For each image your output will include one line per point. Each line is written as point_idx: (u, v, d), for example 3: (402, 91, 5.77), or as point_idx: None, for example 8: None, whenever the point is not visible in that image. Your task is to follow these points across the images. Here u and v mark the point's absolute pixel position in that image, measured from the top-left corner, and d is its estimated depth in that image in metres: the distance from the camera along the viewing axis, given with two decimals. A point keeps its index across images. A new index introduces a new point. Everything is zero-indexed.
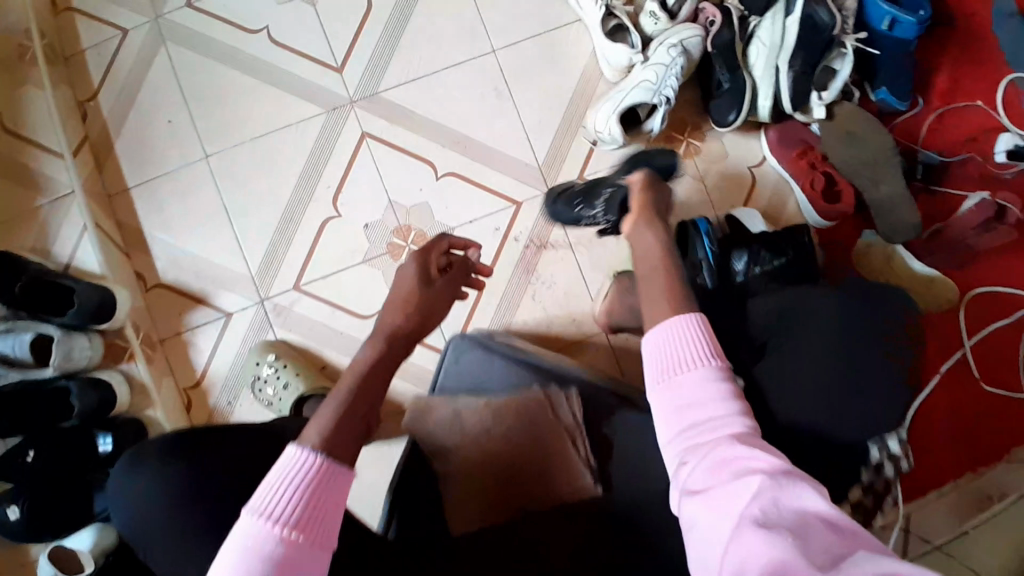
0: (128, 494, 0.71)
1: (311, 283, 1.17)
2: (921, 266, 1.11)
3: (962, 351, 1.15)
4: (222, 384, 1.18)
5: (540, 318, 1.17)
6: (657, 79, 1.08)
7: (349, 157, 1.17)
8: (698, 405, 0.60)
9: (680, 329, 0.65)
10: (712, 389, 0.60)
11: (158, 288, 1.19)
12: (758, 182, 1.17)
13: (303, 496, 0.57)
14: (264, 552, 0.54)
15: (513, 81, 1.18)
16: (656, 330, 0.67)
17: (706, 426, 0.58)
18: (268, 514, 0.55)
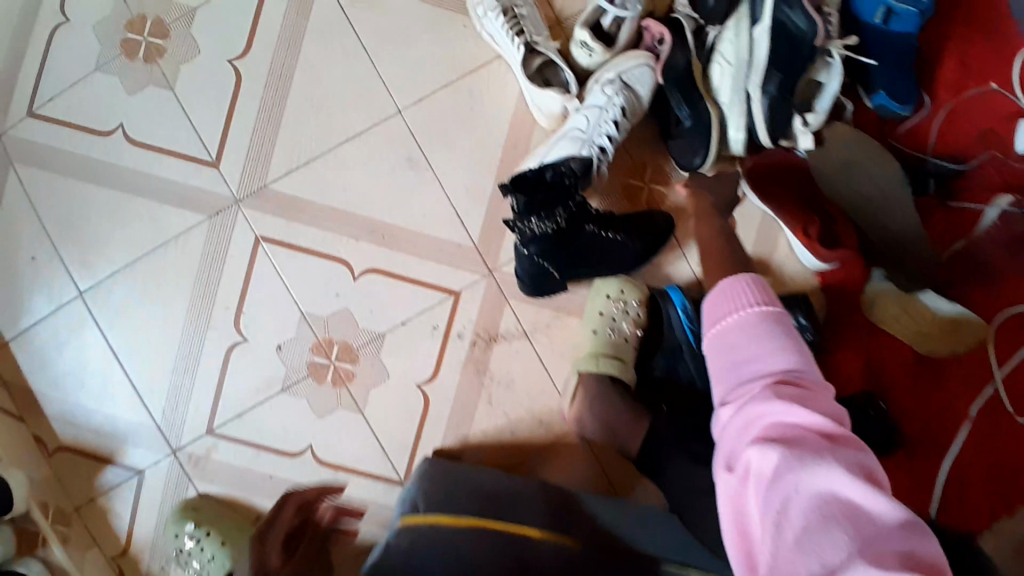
0: None
1: (225, 426, 0.98)
2: (942, 305, 0.88)
3: (993, 388, 0.91)
4: (150, 549, 1.00)
5: (501, 425, 0.98)
6: (587, 125, 0.87)
7: (244, 269, 0.97)
8: (748, 359, 0.56)
9: (735, 292, 0.62)
10: (764, 343, 0.57)
11: (63, 452, 1.01)
12: (740, 226, 0.97)
13: None
14: None
15: (427, 145, 0.97)
16: (716, 291, 0.64)
17: (750, 373, 0.55)
18: None
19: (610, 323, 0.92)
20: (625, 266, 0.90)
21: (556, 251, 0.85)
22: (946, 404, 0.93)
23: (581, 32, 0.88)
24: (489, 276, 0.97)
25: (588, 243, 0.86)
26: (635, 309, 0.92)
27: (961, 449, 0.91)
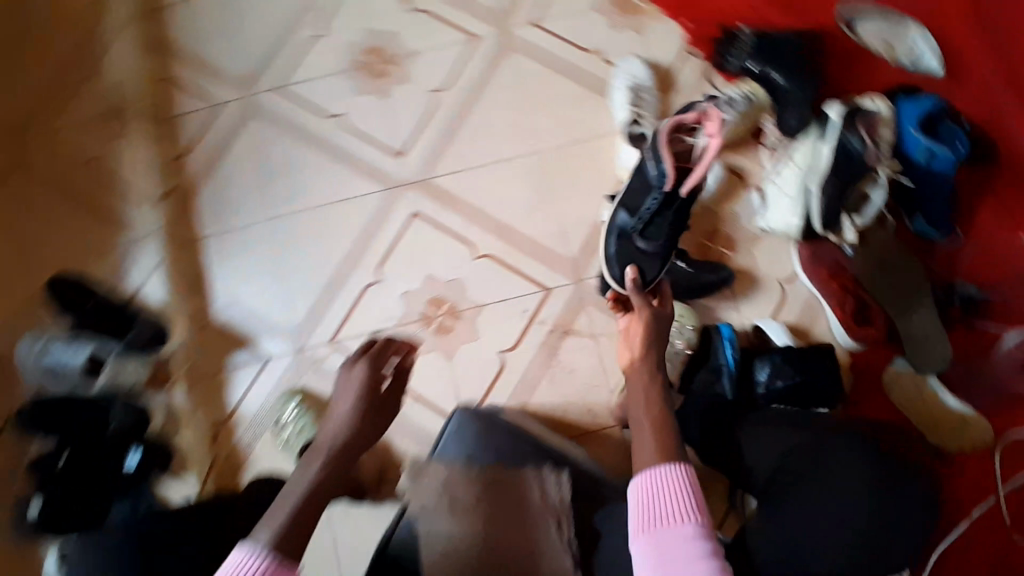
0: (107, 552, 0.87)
1: (349, 339, 1.26)
2: (952, 402, 1.08)
3: (996, 498, 1.05)
4: (249, 424, 1.23)
5: (556, 404, 1.17)
6: None
7: (396, 230, 1.28)
8: (672, 516, 0.74)
9: (659, 484, 0.76)
10: (686, 503, 0.75)
11: (210, 329, 1.27)
12: (788, 297, 1.17)
13: None
14: None
15: (554, 175, 1.26)
16: (641, 480, 0.78)
17: (672, 534, 0.73)
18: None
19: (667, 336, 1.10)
20: (684, 287, 1.14)
21: (633, 258, 1.11)
22: (956, 500, 1.05)
23: (688, 121, 1.21)
24: (577, 283, 1.22)
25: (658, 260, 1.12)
26: (689, 331, 1.11)
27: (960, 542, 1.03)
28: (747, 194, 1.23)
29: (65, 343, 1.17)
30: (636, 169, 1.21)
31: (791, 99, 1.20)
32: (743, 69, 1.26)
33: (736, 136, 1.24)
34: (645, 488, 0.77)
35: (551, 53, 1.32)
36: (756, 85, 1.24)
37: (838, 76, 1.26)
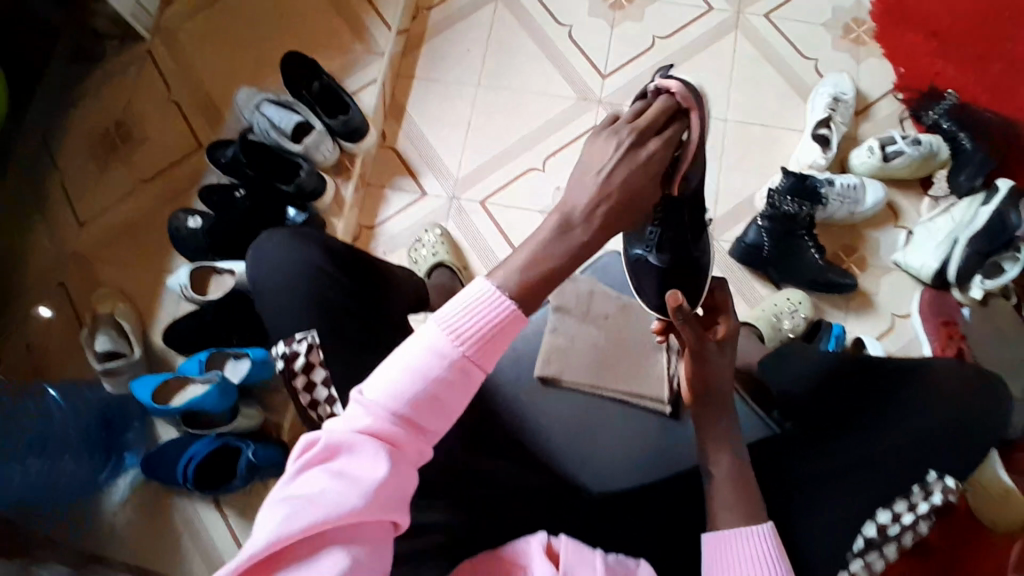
0: (280, 251, 0.91)
1: (495, 205, 1.39)
2: (1004, 475, 1.06)
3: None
4: (388, 237, 1.39)
5: None
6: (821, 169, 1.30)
7: (575, 135, 1.42)
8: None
9: (750, 544, 0.67)
10: (772, 569, 0.65)
11: (390, 150, 1.45)
12: (894, 329, 1.25)
13: (484, 337, 0.61)
14: (425, 377, 0.60)
15: (729, 146, 1.38)
16: (722, 539, 0.68)
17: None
18: (454, 333, 0.61)
19: (778, 313, 1.21)
20: (808, 278, 1.23)
21: (777, 233, 1.23)
22: None
23: (871, 140, 1.29)
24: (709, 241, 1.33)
25: (797, 245, 1.23)
26: (800, 318, 1.21)
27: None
28: (894, 230, 1.31)
29: (280, 107, 1.33)
30: (810, 165, 1.31)
31: (970, 162, 1.27)
32: (935, 123, 1.33)
33: (908, 176, 1.31)
34: (718, 548, 0.68)
35: (770, 47, 1.43)
36: (942, 138, 1.30)
37: None
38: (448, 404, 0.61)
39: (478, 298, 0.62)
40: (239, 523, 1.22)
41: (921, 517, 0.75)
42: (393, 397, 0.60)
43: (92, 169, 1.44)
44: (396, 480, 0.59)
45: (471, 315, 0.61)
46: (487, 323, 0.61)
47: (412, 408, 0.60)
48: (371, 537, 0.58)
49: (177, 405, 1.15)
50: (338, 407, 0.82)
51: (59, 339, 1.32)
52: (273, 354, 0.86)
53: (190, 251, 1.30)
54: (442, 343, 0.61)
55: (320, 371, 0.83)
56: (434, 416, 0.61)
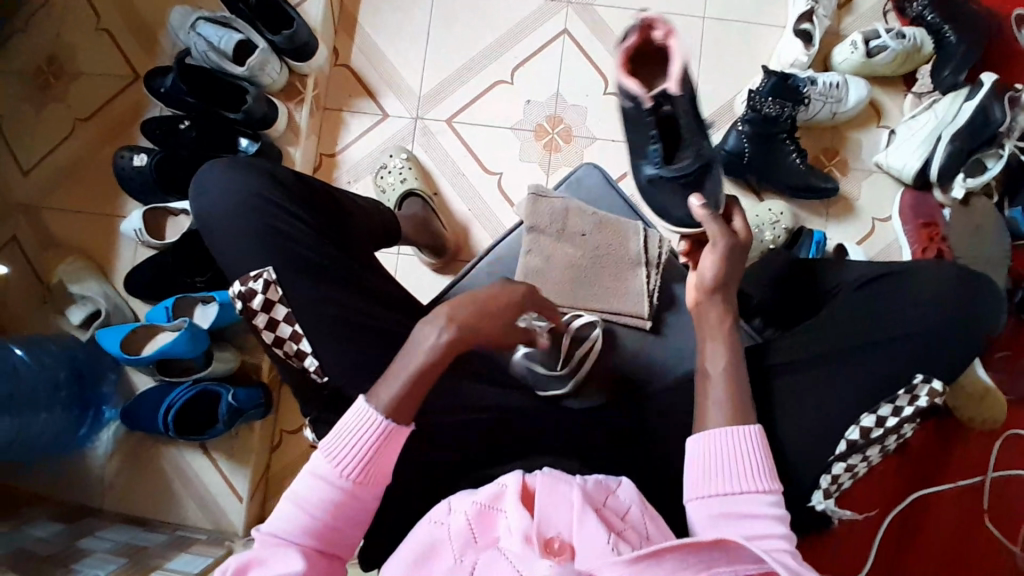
0: (223, 181, 0.83)
1: (462, 123, 1.31)
2: (983, 374, 1.08)
3: (982, 479, 1.12)
4: (352, 164, 1.32)
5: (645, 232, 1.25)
6: (803, 65, 1.23)
7: (543, 42, 1.32)
8: (736, 480, 0.66)
9: (732, 442, 0.67)
10: (756, 467, 0.66)
11: (344, 68, 1.34)
12: (874, 233, 1.24)
13: (367, 452, 0.65)
14: (321, 500, 0.64)
15: (708, 46, 1.30)
16: (706, 436, 0.68)
17: (733, 497, 0.65)
18: (335, 461, 0.64)
19: (760, 226, 1.18)
20: (789, 182, 1.20)
21: (758, 135, 1.17)
22: (950, 463, 1.13)
23: (855, 35, 1.22)
24: None
25: (778, 149, 1.18)
26: (782, 228, 1.18)
27: (931, 497, 1.12)
28: (877, 130, 1.27)
29: (216, 25, 1.20)
30: (792, 64, 1.24)
31: (952, 57, 1.19)
32: (918, 16, 1.22)
33: (893, 72, 1.25)
34: (708, 447, 0.68)
35: None
36: (926, 33, 1.21)
37: (1015, 46, 1.24)
38: (346, 518, 0.64)
39: (354, 418, 0.66)
40: (230, 466, 1.21)
41: (905, 420, 0.75)
42: (294, 524, 0.63)
43: (25, 111, 1.32)
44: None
45: (348, 438, 0.65)
46: (367, 442, 0.65)
47: (314, 519, 0.63)
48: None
49: (148, 354, 1.11)
50: (305, 343, 0.79)
51: (18, 295, 1.25)
52: (230, 295, 0.81)
53: (137, 189, 1.22)
54: (328, 470, 0.64)
55: (280, 309, 0.79)
56: (341, 531, 0.64)
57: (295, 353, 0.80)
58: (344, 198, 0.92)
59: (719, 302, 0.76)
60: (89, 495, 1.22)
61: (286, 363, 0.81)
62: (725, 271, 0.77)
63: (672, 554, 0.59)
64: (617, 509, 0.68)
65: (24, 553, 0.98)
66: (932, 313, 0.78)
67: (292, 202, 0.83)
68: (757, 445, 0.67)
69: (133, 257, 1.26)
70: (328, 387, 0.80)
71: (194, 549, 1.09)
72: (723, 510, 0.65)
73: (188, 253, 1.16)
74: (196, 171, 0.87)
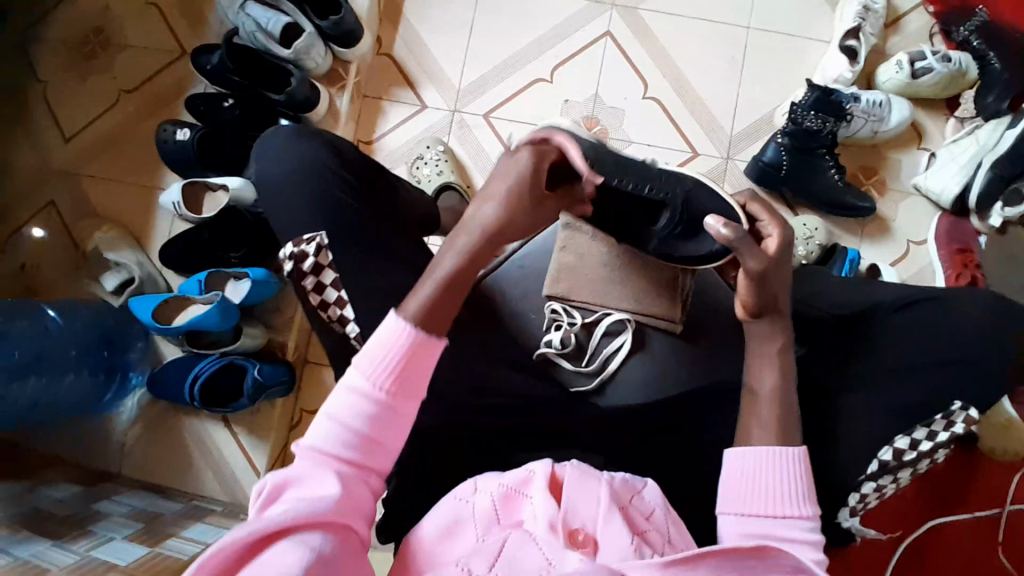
0: (281, 151, 0.87)
1: (499, 119, 1.32)
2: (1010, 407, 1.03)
3: (999, 512, 1.10)
4: (389, 153, 1.33)
5: None
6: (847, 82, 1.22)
7: (585, 43, 1.33)
8: (774, 500, 0.67)
9: (772, 460, 0.68)
10: (794, 489, 0.68)
11: (387, 57, 1.36)
12: (909, 256, 1.23)
13: (401, 364, 0.69)
14: (358, 408, 0.67)
15: (750, 56, 1.29)
16: (747, 453, 0.69)
17: (768, 517, 0.67)
18: (372, 370, 0.68)
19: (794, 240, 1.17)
20: (824, 200, 1.19)
21: (796, 149, 1.18)
22: (970, 494, 1.11)
23: (901, 55, 1.21)
24: (724, 160, 1.27)
25: (816, 164, 1.18)
26: (815, 245, 1.17)
27: (947, 526, 1.10)
28: (917, 152, 1.25)
29: (266, 7, 1.22)
30: (836, 79, 1.22)
31: (997, 84, 1.17)
32: (964, 41, 1.22)
33: (935, 95, 1.23)
34: (746, 465, 0.69)
35: None
36: (971, 58, 1.20)
37: None
38: (383, 425, 0.68)
39: (388, 327, 0.70)
40: (250, 441, 1.23)
41: (940, 445, 0.74)
42: (333, 434, 0.67)
43: (72, 80, 1.35)
44: (341, 494, 0.64)
45: (385, 350, 0.69)
46: (401, 355, 0.69)
47: (352, 432, 0.67)
48: (330, 540, 0.61)
49: (179, 324, 1.13)
50: (350, 310, 0.80)
51: (54, 259, 1.28)
52: (280, 256, 0.83)
53: (178, 163, 1.24)
54: (365, 382, 0.68)
55: (329, 274, 0.81)
56: (375, 442, 0.68)
57: (338, 318, 0.81)
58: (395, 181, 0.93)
59: (762, 326, 0.74)
60: (109, 460, 1.24)
61: (329, 328, 0.82)
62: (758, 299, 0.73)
63: (708, 561, 0.59)
64: (643, 509, 0.70)
65: (40, 514, 1.01)
66: (970, 338, 0.76)
67: (340, 181, 0.85)
68: (797, 464, 0.68)
69: (169, 229, 1.28)
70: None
71: (209, 520, 1.11)
72: (756, 529, 0.67)
73: (230, 227, 1.19)
74: (256, 141, 0.91)
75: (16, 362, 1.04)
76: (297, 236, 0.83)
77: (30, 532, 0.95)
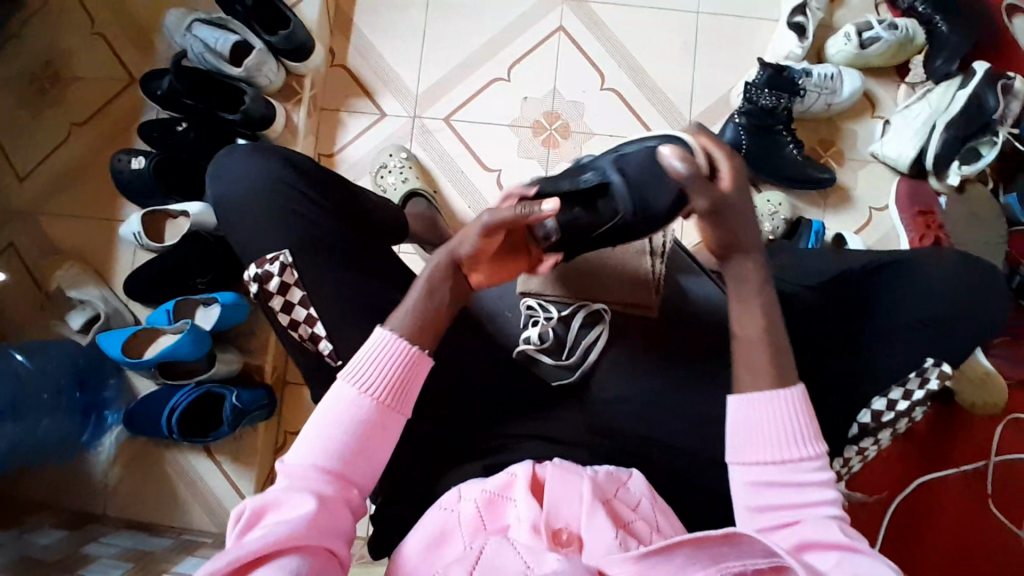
0: (238, 171, 0.85)
1: (461, 121, 1.32)
2: (983, 358, 1.10)
3: (985, 464, 1.13)
4: (352, 164, 1.31)
5: None
6: (797, 58, 1.24)
7: (540, 38, 1.33)
8: (783, 445, 0.66)
9: (771, 404, 0.67)
10: (802, 431, 0.67)
11: (342, 68, 1.34)
12: (872, 223, 1.25)
13: (392, 377, 0.70)
14: (347, 424, 0.68)
15: (703, 40, 1.31)
16: (743, 398, 0.69)
17: (780, 462, 0.66)
18: (362, 386, 0.69)
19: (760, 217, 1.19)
20: (787, 175, 1.21)
21: (755, 127, 1.19)
22: (954, 450, 1.14)
23: (848, 26, 1.23)
24: None
25: (775, 140, 1.20)
26: (780, 220, 1.19)
27: (936, 484, 1.13)
28: (871, 120, 1.28)
29: (213, 27, 1.20)
30: (787, 56, 1.24)
31: (946, 46, 1.20)
32: (909, 7, 1.24)
33: (883, 64, 1.26)
34: (753, 412, 0.68)
35: None
36: (917, 24, 1.22)
37: (1006, 36, 1.26)
38: (370, 442, 0.68)
39: (379, 342, 0.71)
40: (235, 469, 1.21)
41: (916, 404, 0.75)
42: (321, 450, 0.67)
43: (21, 116, 1.31)
44: (326, 515, 0.63)
45: (376, 363, 0.70)
46: (392, 368, 0.70)
47: (337, 448, 0.67)
48: (310, 564, 0.60)
49: (150, 357, 1.11)
50: (321, 327, 0.79)
51: (17, 302, 1.24)
52: (245, 279, 0.82)
53: (136, 192, 1.21)
54: (355, 396, 0.69)
55: (296, 293, 0.80)
56: (365, 455, 0.68)
57: (310, 336, 0.80)
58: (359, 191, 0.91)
59: (734, 266, 0.74)
60: (93, 501, 1.21)
61: (302, 347, 0.81)
62: (717, 237, 0.74)
63: (684, 548, 0.58)
64: (628, 500, 0.70)
65: (28, 562, 0.98)
66: (938, 297, 0.77)
67: (304, 196, 0.83)
68: (797, 402, 0.67)
69: (133, 261, 1.26)
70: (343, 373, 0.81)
71: (201, 552, 1.09)
72: (768, 477, 0.66)
73: (211, 253, 1.17)
74: (214, 160, 0.88)
75: None
76: (262, 256, 0.82)
77: None
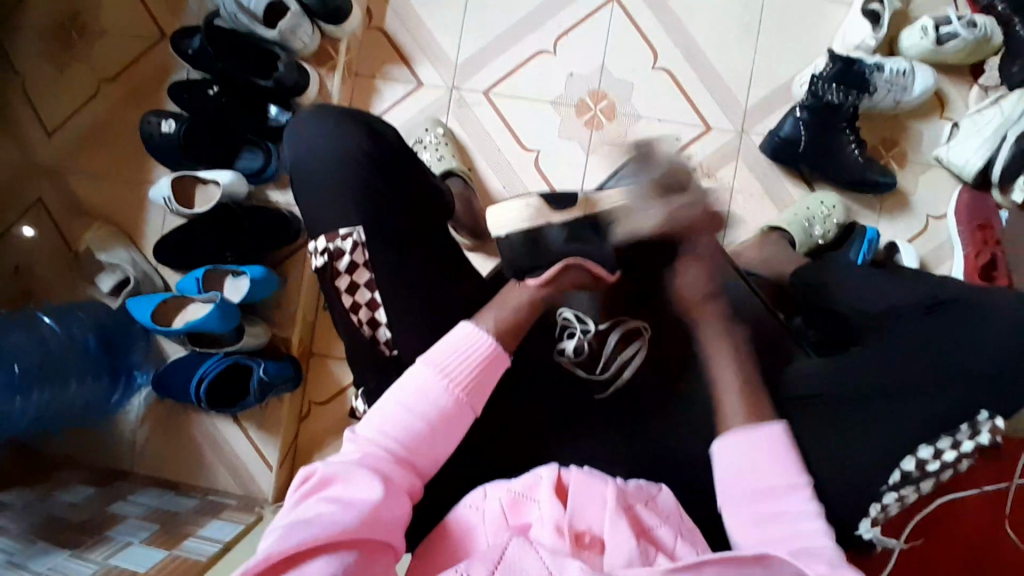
0: (293, 142, 0.83)
1: (500, 96, 1.25)
2: None
3: (1007, 486, 1.02)
4: None
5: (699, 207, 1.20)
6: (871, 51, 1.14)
7: (590, 9, 1.24)
8: (761, 481, 0.68)
9: (758, 443, 0.69)
10: (784, 462, 0.68)
11: (379, 32, 1.27)
12: (929, 232, 1.18)
13: (475, 370, 0.71)
14: (425, 412, 0.68)
15: (767, 21, 1.21)
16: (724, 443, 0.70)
17: (772, 491, 0.67)
18: (444, 373, 0.70)
19: (811, 220, 1.12)
20: (846, 176, 1.14)
21: (816, 124, 1.11)
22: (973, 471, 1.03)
23: (926, 19, 1.13)
24: (738, 135, 1.21)
25: (837, 138, 1.12)
26: (835, 224, 1.12)
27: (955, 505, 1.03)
28: (940, 121, 1.18)
29: None
30: (858, 46, 1.14)
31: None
32: (989, 5, 1.11)
33: (957, 62, 1.16)
34: (739, 445, 0.70)
35: None
36: (995, 23, 1.11)
37: None
38: (444, 433, 0.69)
39: (466, 335, 0.73)
40: (260, 437, 1.23)
41: (964, 456, 0.70)
42: (392, 430, 0.68)
43: (51, 68, 1.27)
44: (390, 506, 0.63)
45: (460, 352, 0.72)
46: (476, 359, 0.72)
47: (409, 434, 0.68)
48: (368, 552, 0.60)
49: (179, 326, 1.10)
50: (383, 313, 0.78)
51: (49, 259, 1.25)
52: (312, 249, 0.80)
53: (166, 156, 1.19)
54: (437, 383, 0.69)
55: (365, 273, 0.78)
56: (439, 443, 0.69)
57: (369, 321, 0.78)
58: (413, 166, 0.85)
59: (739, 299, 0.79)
60: (123, 459, 1.25)
61: (357, 331, 0.79)
62: None
63: (710, 568, 0.57)
64: (657, 511, 0.69)
65: (56, 521, 1.01)
66: (1008, 344, 0.72)
67: (347, 188, 0.79)
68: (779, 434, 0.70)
69: (162, 225, 1.24)
70: (383, 368, 0.79)
71: (225, 516, 1.12)
72: (757, 513, 0.66)
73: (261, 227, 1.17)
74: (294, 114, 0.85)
75: (29, 373, 1.03)
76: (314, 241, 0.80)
77: (45, 542, 0.95)
